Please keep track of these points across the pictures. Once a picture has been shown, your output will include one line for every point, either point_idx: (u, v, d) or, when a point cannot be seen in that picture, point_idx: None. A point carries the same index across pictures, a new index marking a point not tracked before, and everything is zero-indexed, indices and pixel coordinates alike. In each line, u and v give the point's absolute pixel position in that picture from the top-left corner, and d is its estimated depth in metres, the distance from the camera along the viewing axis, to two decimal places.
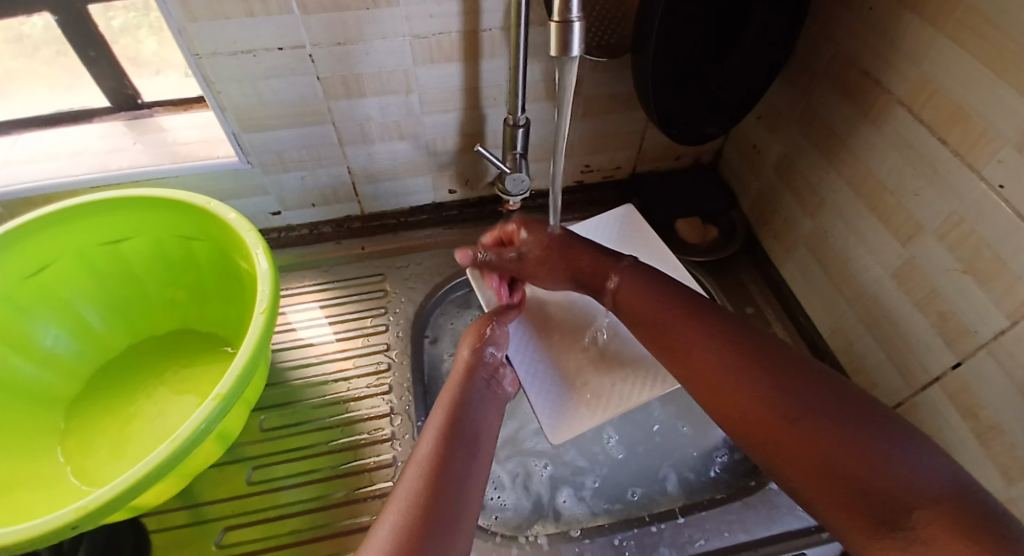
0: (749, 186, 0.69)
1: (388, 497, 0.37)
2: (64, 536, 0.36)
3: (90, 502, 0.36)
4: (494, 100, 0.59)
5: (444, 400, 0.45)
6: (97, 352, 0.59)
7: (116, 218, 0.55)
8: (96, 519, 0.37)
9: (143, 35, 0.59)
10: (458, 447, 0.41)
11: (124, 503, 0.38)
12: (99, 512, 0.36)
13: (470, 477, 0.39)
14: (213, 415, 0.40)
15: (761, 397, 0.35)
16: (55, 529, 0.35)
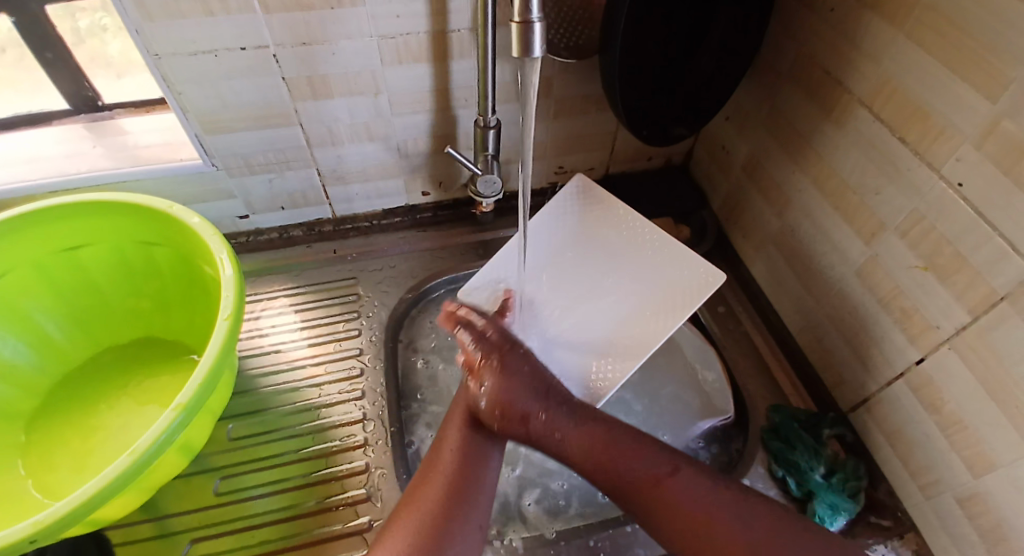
0: (719, 186, 0.70)
1: (403, 516, 0.41)
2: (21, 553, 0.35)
3: (47, 516, 0.35)
4: (465, 101, 0.59)
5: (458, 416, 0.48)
6: (57, 362, 0.57)
7: (76, 225, 0.53)
8: (53, 534, 0.36)
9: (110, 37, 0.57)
10: (471, 466, 0.44)
11: (82, 519, 0.36)
12: (57, 528, 0.35)
13: (480, 494, 0.43)
14: (174, 425, 0.39)
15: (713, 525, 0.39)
16: (10, 546, 0.34)
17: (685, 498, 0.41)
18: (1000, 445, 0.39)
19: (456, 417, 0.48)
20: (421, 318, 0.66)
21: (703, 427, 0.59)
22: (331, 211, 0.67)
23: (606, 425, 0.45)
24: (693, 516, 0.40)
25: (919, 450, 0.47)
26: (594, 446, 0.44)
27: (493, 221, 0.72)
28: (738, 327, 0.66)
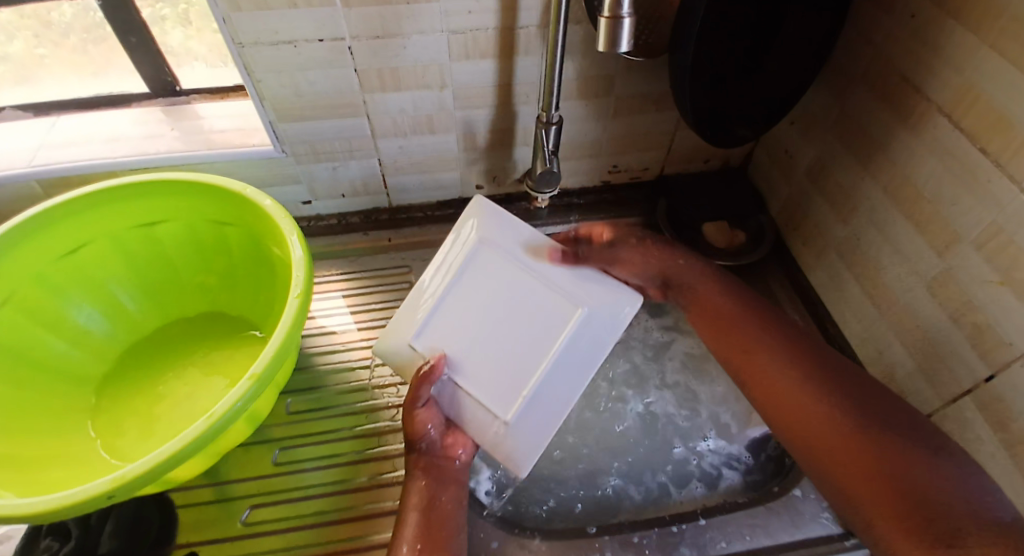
0: (779, 191, 0.69)
1: None
2: (100, 506, 0.37)
3: (127, 472, 0.37)
4: (526, 97, 0.59)
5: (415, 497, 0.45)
6: (128, 332, 0.60)
7: (155, 201, 0.56)
8: (130, 491, 0.37)
9: (169, 27, 0.60)
10: (440, 533, 0.43)
11: (158, 478, 0.38)
12: (135, 484, 0.37)
13: None
14: (248, 395, 0.41)
15: (802, 384, 0.45)
16: (91, 498, 0.36)
17: (789, 365, 0.46)
18: None
19: (415, 476, 0.46)
20: None
21: (752, 433, 0.58)
22: (388, 200, 0.69)
23: (744, 299, 0.52)
24: (838, 392, 0.43)
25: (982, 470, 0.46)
26: (726, 306, 0.52)
27: (545, 217, 0.71)
28: None
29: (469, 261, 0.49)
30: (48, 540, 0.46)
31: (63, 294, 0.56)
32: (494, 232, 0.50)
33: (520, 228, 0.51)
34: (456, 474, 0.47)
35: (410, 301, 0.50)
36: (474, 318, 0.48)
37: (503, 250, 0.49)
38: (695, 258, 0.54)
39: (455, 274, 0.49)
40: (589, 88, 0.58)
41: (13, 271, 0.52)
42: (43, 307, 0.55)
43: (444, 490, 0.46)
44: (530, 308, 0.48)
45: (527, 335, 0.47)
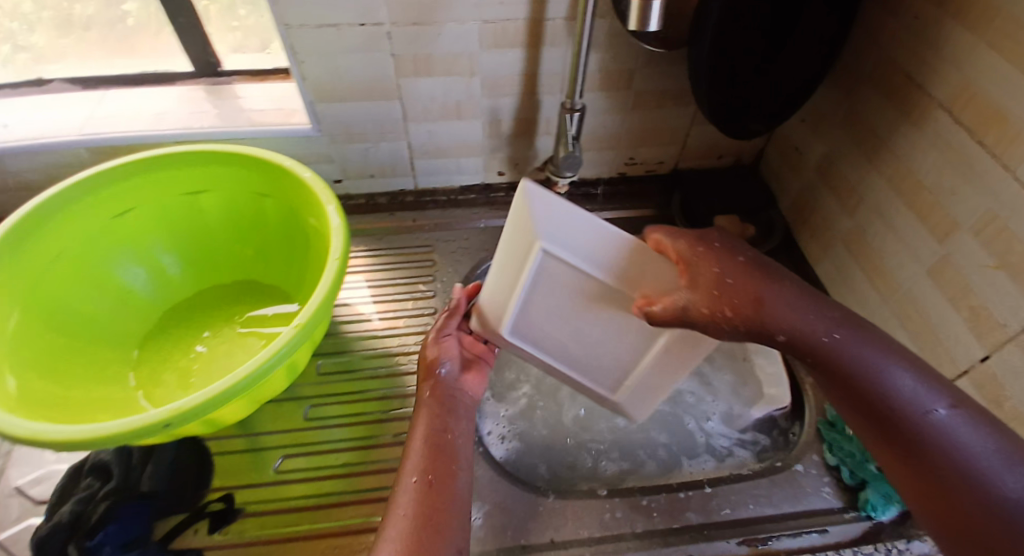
0: (789, 187, 0.72)
1: None
2: (157, 434, 0.40)
3: (182, 405, 0.40)
4: (551, 87, 0.62)
5: (421, 417, 0.44)
6: (169, 294, 0.64)
7: (201, 171, 0.60)
8: (185, 420, 0.41)
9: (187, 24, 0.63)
10: (439, 459, 0.40)
11: (210, 411, 0.42)
12: (190, 414, 0.40)
13: None
14: (292, 342, 0.44)
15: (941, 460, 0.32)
16: (151, 424, 0.39)
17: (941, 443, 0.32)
18: None
19: (426, 401, 0.45)
20: None
21: (759, 413, 0.60)
22: (414, 183, 0.72)
23: (867, 332, 0.36)
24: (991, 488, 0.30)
25: None
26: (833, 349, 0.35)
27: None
28: None
29: (534, 271, 0.44)
30: (89, 478, 0.49)
31: (111, 255, 0.60)
32: (556, 243, 0.41)
33: (586, 226, 0.40)
34: (466, 409, 0.46)
35: (492, 292, 0.49)
36: (565, 318, 0.48)
37: (571, 264, 0.42)
38: (800, 290, 0.37)
39: (524, 285, 0.45)
40: (610, 82, 0.62)
41: (68, 230, 0.55)
42: (93, 264, 0.58)
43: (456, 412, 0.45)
44: (617, 320, 0.45)
45: (619, 343, 0.48)
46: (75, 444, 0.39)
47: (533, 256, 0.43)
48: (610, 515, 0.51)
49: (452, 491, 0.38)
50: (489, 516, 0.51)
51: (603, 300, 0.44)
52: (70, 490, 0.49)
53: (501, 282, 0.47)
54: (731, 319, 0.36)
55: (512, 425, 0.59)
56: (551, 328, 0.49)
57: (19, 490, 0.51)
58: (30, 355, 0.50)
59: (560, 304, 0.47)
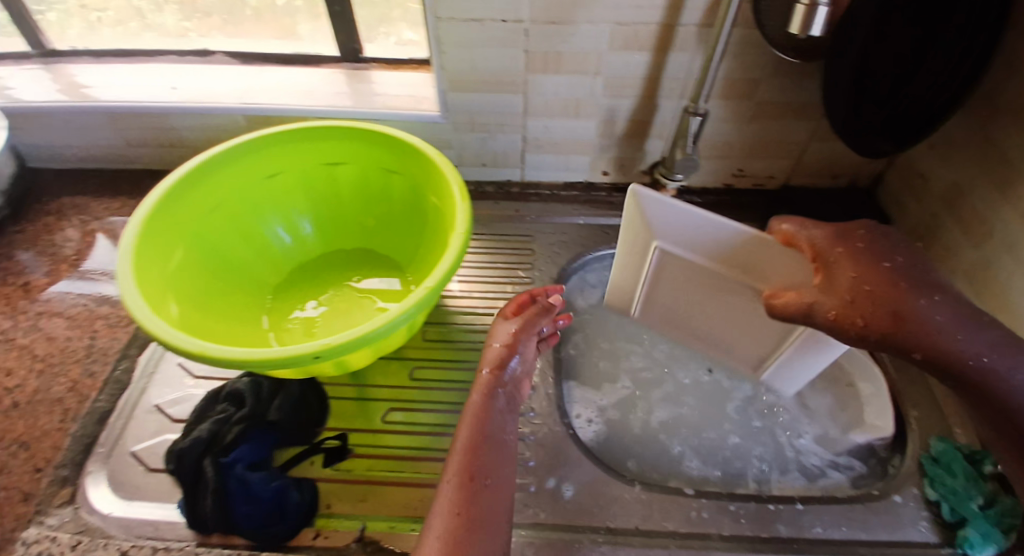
0: (908, 214, 0.70)
1: None
2: (309, 364, 0.45)
3: (331, 342, 0.45)
4: (671, 91, 0.63)
5: (471, 411, 0.44)
6: (298, 252, 0.70)
7: (341, 145, 0.66)
8: (332, 355, 0.46)
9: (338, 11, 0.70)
10: (488, 456, 0.41)
11: (352, 350, 0.46)
12: (337, 350, 0.45)
13: None
14: (420, 303, 0.49)
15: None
16: (305, 354, 0.44)
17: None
18: None
19: (480, 393, 0.46)
20: (593, 275, 0.72)
21: (856, 439, 0.59)
22: (521, 174, 0.75)
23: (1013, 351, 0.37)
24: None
25: None
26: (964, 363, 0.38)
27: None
28: None
29: (652, 263, 0.57)
30: (224, 403, 0.54)
31: (256, 210, 0.67)
32: (667, 240, 0.54)
33: (687, 218, 0.51)
34: (514, 407, 0.46)
35: (624, 280, 0.61)
36: (695, 301, 0.59)
37: (679, 247, 0.54)
38: (936, 296, 0.40)
39: (647, 270, 0.59)
40: (732, 91, 0.63)
41: (228, 183, 0.63)
42: (243, 217, 0.66)
43: (501, 406, 0.45)
44: (743, 303, 0.55)
45: (750, 327, 0.57)
46: (241, 364, 0.44)
47: (648, 253, 0.57)
48: (695, 514, 0.52)
49: (497, 496, 0.39)
50: (581, 488, 0.53)
51: (735, 284, 0.53)
52: (206, 413, 0.54)
53: (629, 277, 0.61)
54: (862, 327, 0.40)
55: (603, 411, 0.61)
56: (684, 310, 0.61)
57: (158, 408, 0.54)
58: (188, 290, 0.57)
59: (687, 286, 0.58)
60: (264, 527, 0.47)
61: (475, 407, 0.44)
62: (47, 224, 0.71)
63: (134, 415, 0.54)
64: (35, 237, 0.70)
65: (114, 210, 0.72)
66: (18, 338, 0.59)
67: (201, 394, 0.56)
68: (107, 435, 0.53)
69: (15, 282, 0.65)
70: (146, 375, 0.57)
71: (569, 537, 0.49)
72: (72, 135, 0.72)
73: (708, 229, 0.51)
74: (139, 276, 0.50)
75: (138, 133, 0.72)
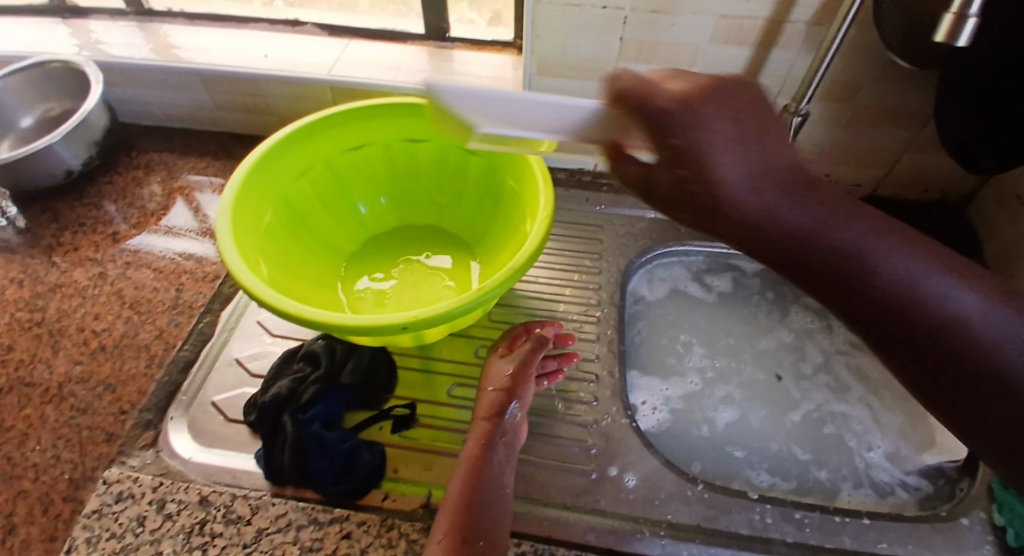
0: (999, 235, 0.66)
1: None
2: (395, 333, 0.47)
3: (418, 314, 0.47)
4: (767, 89, 0.63)
5: (465, 463, 0.47)
6: (374, 225, 0.72)
7: (424, 122, 0.66)
8: (418, 327, 0.47)
9: None
10: (479, 507, 0.43)
11: (436, 323, 0.48)
12: (424, 324, 0.46)
13: None
14: (505, 281, 0.49)
15: None
16: (394, 324, 0.46)
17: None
18: None
19: (475, 443, 0.48)
20: (662, 269, 0.72)
21: (927, 460, 0.58)
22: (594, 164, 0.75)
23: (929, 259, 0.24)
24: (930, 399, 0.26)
25: None
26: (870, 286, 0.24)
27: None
28: None
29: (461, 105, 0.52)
30: (298, 363, 0.55)
31: (339, 180, 0.68)
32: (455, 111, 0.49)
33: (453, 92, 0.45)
34: (512, 453, 0.49)
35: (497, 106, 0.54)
36: None
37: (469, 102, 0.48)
38: (803, 201, 0.24)
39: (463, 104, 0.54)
40: (832, 93, 0.62)
41: (316, 151, 0.64)
42: (325, 186, 0.67)
43: (499, 454, 0.48)
44: None
45: None
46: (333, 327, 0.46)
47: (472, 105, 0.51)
48: (759, 518, 0.51)
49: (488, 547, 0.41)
50: (643, 480, 0.53)
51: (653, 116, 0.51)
52: (282, 371, 0.55)
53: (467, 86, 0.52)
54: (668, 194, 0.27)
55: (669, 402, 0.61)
56: None
57: (237, 361, 0.56)
58: (275, 251, 0.59)
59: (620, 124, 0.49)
60: (336, 484, 0.48)
61: (471, 455, 0.47)
62: (135, 177, 0.73)
63: (215, 367, 0.55)
64: (123, 188, 0.72)
65: (198, 169, 0.75)
66: (105, 283, 0.61)
67: (279, 351, 0.57)
68: (189, 383, 0.53)
69: (101, 230, 0.67)
70: (228, 329, 0.58)
71: (628, 526, 0.50)
72: (167, 94, 0.75)
73: (545, 115, 0.37)
74: (237, 235, 0.52)
75: (228, 97, 0.74)
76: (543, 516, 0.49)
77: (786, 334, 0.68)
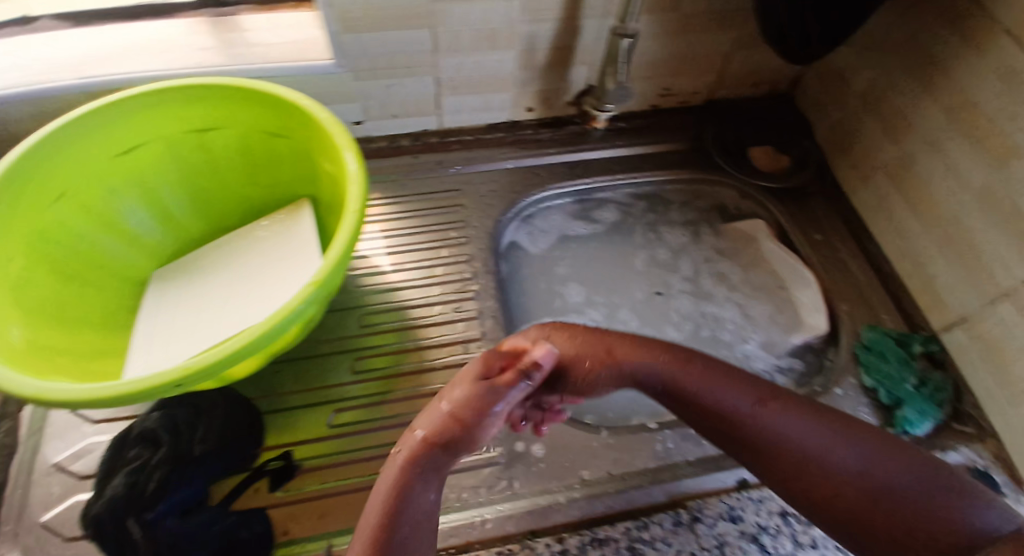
0: (827, 113, 0.69)
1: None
2: (172, 390, 0.39)
3: (193, 363, 0.39)
4: (595, 11, 0.57)
5: (385, 488, 0.36)
6: (177, 235, 0.61)
7: (208, 108, 0.54)
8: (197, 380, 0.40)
9: None
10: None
11: (220, 370, 0.40)
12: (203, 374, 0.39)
13: None
14: (308, 298, 0.43)
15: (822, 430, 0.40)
16: (163, 383, 0.38)
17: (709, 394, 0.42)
18: None
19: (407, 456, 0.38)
20: (535, 215, 0.69)
21: (795, 340, 0.60)
22: (439, 122, 0.68)
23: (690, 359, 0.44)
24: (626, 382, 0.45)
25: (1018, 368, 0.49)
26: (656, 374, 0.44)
27: (596, 140, 0.72)
28: (834, 254, 0.64)
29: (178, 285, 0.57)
30: (135, 449, 0.48)
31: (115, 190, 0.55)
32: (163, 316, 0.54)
33: (193, 315, 0.53)
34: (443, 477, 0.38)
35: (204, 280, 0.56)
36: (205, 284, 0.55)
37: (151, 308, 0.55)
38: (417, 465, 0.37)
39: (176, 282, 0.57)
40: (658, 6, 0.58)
41: (68, 165, 0.51)
42: (97, 203, 0.55)
43: (430, 490, 0.37)
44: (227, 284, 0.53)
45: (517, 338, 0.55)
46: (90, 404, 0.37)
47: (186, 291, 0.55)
48: (662, 446, 0.53)
49: None
50: (551, 446, 0.53)
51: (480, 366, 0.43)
52: (117, 462, 0.48)
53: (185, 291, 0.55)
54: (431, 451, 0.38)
55: None
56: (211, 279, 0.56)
57: (58, 468, 0.48)
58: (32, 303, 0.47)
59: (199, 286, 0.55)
60: None
61: (383, 497, 0.35)
62: None
63: (32, 482, 0.47)
64: None
65: None
66: None
67: (108, 439, 0.49)
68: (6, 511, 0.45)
69: None
70: (34, 433, 0.50)
71: (544, 500, 0.49)
72: None
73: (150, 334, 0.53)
74: None
75: None
76: (461, 523, 0.47)
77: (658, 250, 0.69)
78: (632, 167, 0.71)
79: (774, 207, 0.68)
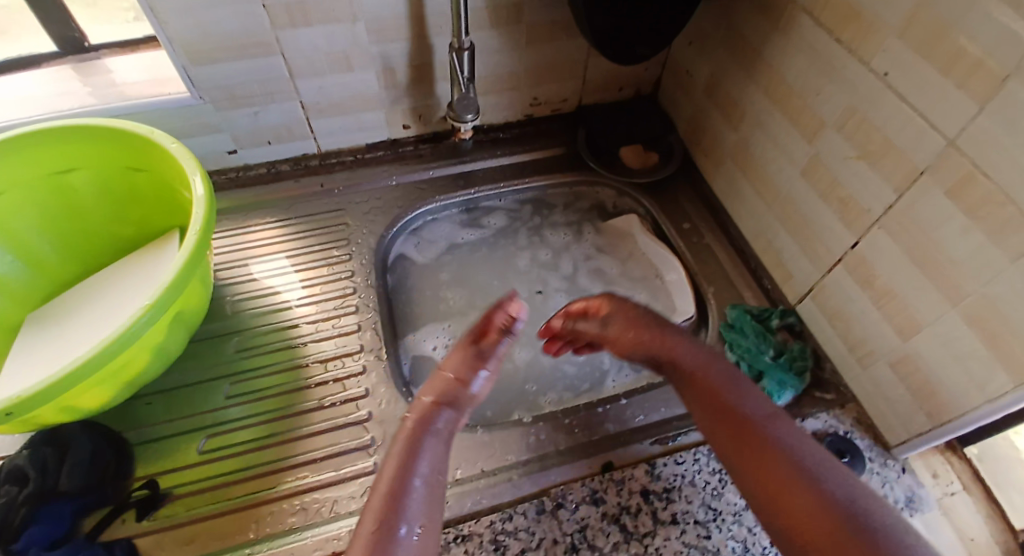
0: (684, 110, 0.72)
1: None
2: None
3: (21, 394, 0.38)
4: (440, 28, 0.60)
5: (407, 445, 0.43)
6: (45, 279, 0.60)
7: (64, 147, 0.55)
8: (25, 411, 0.39)
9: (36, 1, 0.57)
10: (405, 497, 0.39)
11: (49, 401, 0.39)
12: (26, 405, 0.38)
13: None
14: (143, 320, 0.42)
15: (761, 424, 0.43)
16: None
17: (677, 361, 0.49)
18: (924, 309, 0.44)
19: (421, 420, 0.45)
20: (423, 228, 0.71)
21: None
22: (316, 145, 0.70)
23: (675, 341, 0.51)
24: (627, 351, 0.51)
25: (857, 327, 0.52)
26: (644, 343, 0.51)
27: (472, 150, 0.75)
28: (700, 240, 0.68)
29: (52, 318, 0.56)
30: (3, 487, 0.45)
31: None
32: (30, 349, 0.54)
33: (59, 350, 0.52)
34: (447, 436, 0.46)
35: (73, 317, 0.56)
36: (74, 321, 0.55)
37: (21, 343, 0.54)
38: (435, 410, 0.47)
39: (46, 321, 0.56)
40: (501, 20, 0.61)
41: None
42: None
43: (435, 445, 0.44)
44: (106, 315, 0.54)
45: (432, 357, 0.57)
46: None
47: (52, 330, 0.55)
48: (535, 438, 0.54)
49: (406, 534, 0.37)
50: None
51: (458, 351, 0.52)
52: None
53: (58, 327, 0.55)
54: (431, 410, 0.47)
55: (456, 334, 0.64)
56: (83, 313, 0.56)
57: None
58: None
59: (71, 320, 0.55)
60: None
61: (388, 480, 0.40)
62: None
63: None
64: None
65: None
66: None
67: None
68: None
69: None
70: None
71: None
72: None
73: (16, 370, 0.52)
74: None
75: None
76: (327, 535, 0.47)
77: (541, 252, 0.71)
78: (512, 174, 0.74)
79: (645, 200, 0.72)
